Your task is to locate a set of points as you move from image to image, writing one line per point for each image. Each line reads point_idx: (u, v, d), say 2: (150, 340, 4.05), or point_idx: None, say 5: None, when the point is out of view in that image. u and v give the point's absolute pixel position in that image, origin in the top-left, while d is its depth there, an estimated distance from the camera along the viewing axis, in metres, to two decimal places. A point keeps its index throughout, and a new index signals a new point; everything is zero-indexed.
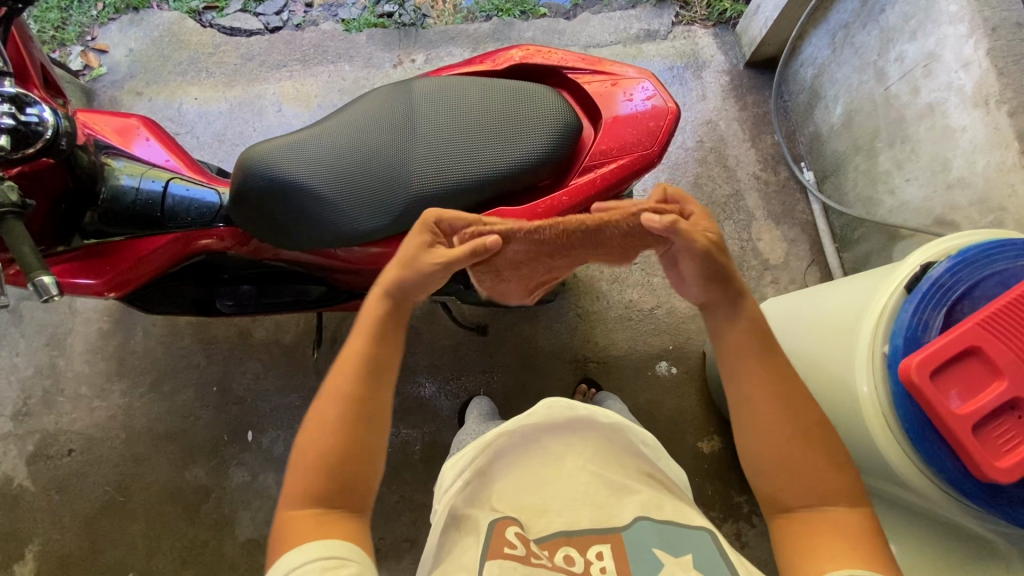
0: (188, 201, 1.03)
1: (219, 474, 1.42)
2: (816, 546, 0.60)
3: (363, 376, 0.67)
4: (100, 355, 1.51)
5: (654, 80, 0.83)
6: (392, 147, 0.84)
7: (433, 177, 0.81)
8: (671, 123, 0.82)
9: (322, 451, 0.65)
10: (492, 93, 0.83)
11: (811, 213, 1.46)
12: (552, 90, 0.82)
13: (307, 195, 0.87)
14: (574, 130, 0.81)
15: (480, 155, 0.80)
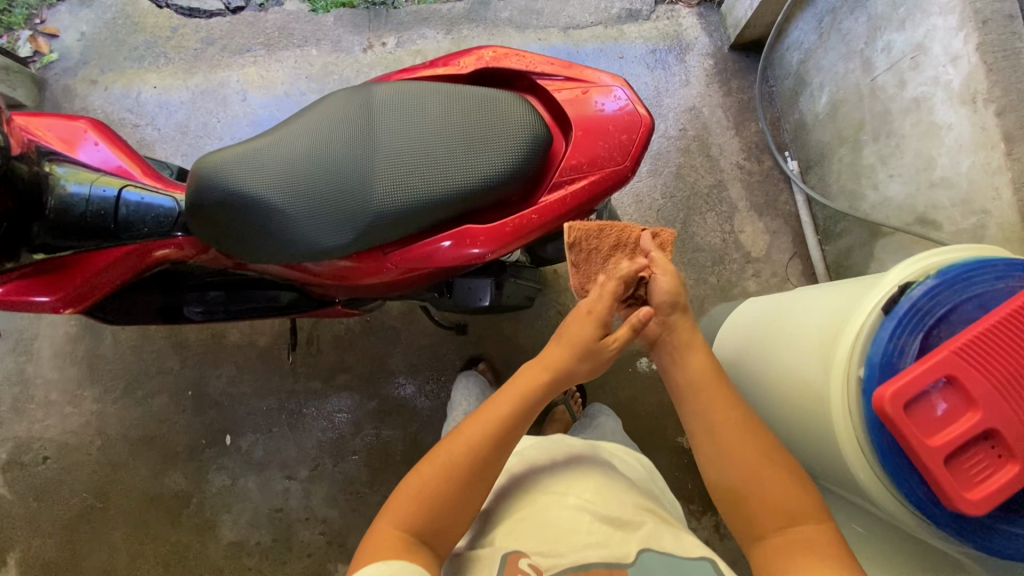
0: (143, 210, 0.98)
1: (198, 478, 1.40)
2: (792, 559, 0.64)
3: (497, 445, 0.70)
4: (69, 360, 1.47)
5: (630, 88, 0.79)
6: (352, 159, 0.80)
7: (397, 191, 0.77)
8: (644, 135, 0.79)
9: (439, 485, 0.68)
10: (457, 102, 0.79)
11: (794, 204, 1.43)
12: (520, 98, 0.78)
13: (268, 211, 0.82)
14: (544, 141, 0.77)
15: (446, 168, 0.76)
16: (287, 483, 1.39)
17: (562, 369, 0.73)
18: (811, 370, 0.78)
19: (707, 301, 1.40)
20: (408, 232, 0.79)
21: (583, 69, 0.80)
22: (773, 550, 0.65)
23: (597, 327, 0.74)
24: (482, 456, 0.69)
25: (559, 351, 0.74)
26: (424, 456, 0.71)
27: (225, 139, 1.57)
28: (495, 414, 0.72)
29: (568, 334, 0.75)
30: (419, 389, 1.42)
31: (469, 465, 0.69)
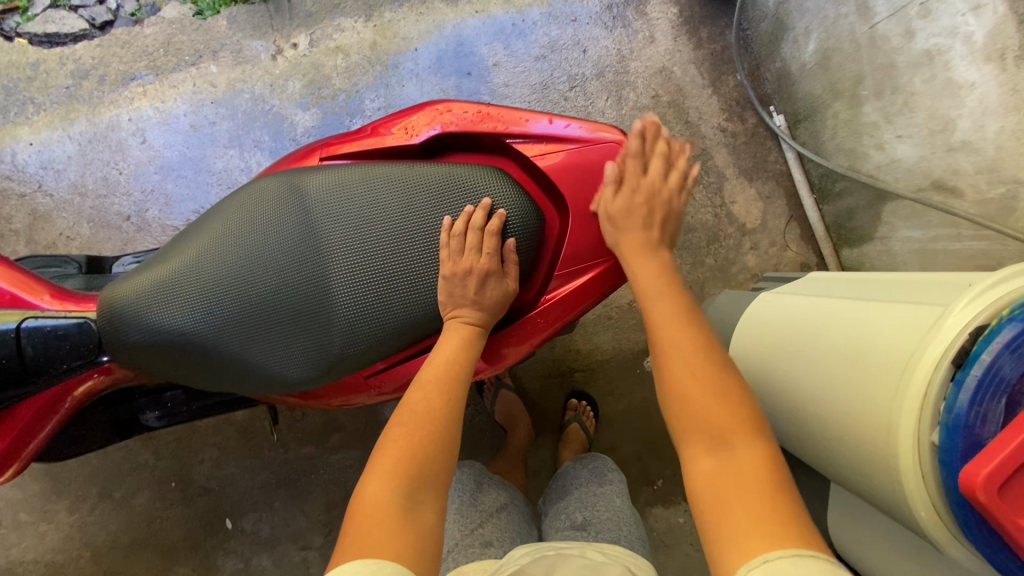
0: (52, 344, 0.79)
1: (207, 568, 1.31)
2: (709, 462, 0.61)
3: (455, 383, 0.64)
4: (29, 476, 1.32)
5: (628, 145, 0.75)
6: (296, 271, 0.66)
7: (365, 304, 0.65)
8: (657, 203, 0.76)
9: (408, 436, 0.61)
10: (416, 185, 0.67)
11: (785, 162, 1.31)
12: (493, 176, 0.69)
13: (201, 344, 0.66)
14: (536, 222, 0.70)
15: (420, 271, 0.66)
16: (304, 554, 1.32)
17: (486, 321, 0.68)
18: (860, 418, 0.71)
19: (708, 285, 1.30)
20: (393, 350, 0.67)
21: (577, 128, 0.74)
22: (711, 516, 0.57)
23: (498, 280, 0.68)
24: (441, 409, 0.62)
25: (481, 311, 0.67)
26: (387, 425, 0.63)
27: (134, 193, 1.32)
28: (439, 362, 0.65)
29: (473, 293, 0.66)
30: None
31: (439, 401, 0.63)
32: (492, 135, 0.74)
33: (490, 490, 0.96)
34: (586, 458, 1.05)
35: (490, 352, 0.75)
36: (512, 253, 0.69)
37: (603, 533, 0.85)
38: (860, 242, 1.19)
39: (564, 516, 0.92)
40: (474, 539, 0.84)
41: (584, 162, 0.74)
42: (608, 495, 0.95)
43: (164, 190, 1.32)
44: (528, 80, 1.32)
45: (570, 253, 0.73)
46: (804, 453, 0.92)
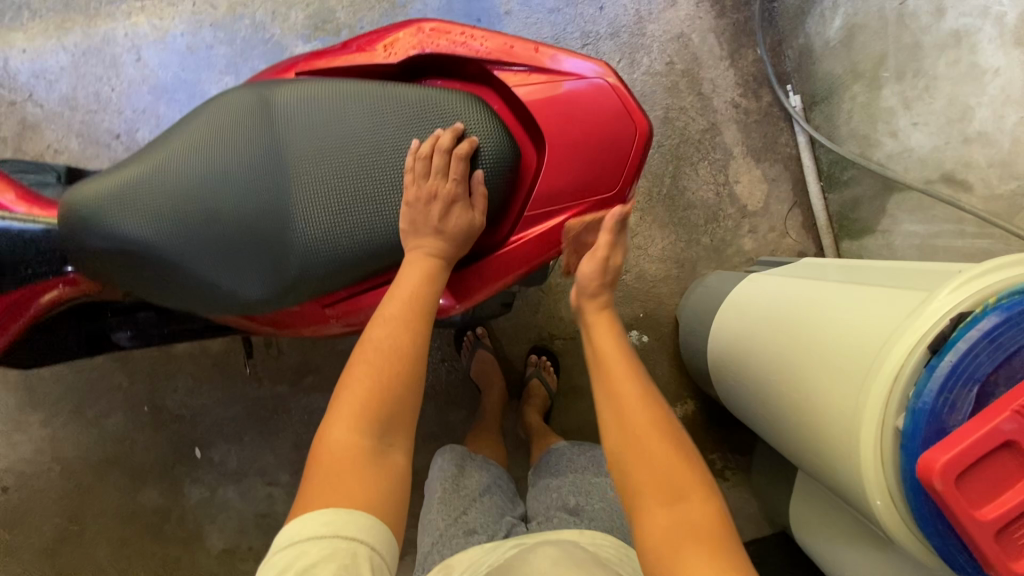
0: (16, 245, 0.78)
1: (175, 493, 1.34)
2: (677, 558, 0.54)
3: (420, 319, 0.62)
4: (4, 386, 1.33)
5: (619, 84, 0.67)
6: (259, 185, 0.63)
7: (328, 225, 0.62)
8: (640, 150, 0.67)
9: (373, 373, 0.59)
10: (390, 107, 0.64)
11: (795, 145, 1.26)
12: (474, 105, 0.66)
13: (157, 255, 0.64)
14: (512, 159, 0.67)
15: (387, 196, 0.64)
16: (270, 489, 1.34)
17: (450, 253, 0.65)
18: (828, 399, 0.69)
19: (700, 265, 1.27)
20: (356, 277, 0.65)
21: (560, 60, 0.68)
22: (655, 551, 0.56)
23: (466, 212, 0.65)
24: (405, 340, 0.60)
25: (431, 241, 0.63)
26: (351, 357, 0.62)
27: (125, 112, 1.29)
28: (402, 294, 0.62)
29: (427, 223, 0.63)
30: None
31: (402, 332, 0.61)
32: (475, 62, 0.70)
33: (472, 473, 0.95)
34: (585, 443, 0.99)
35: (454, 287, 0.71)
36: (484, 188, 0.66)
37: (594, 519, 0.81)
38: (860, 235, 1.16)
39: (555, 497, 0.88)
40: (456, 529, 0.84)
41: (565, 97, 0.67)
42: (601, 484, 0.88)
43: (156, 112, 1.29)
44: (539, 33, 1.27)
45: (541, 193, 0.67)
46: (772, 434, 0.90)
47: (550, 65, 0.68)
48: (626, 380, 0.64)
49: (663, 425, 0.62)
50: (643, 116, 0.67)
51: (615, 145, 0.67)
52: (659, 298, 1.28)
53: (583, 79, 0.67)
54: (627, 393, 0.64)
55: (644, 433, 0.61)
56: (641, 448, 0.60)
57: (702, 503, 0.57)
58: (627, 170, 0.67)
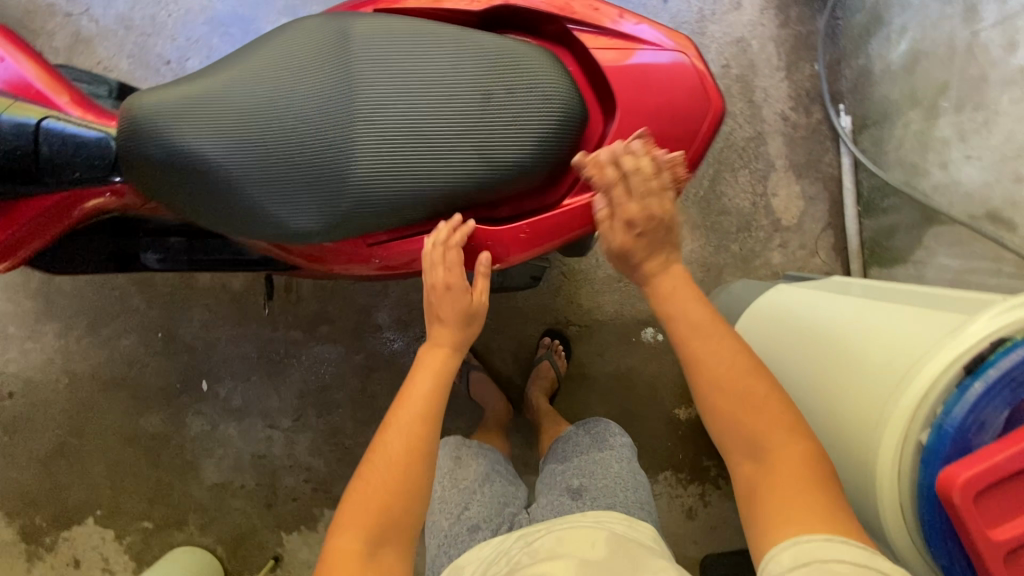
0: (68, 148, 0.78)
1: (177, 421, 1.36)
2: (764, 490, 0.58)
3: (435, 414, 0.66)
4: (23, 293, 1.35)
5: (697, 60, 0.69)
6: (324, 113, 0.63)
7: (387, 161, 0.62)
8: (710, 126, 0.70)
9: (381, 476, 0.62)
10: (465, 54, 0.64)
11: (838, 166, 1.25)
12: (548, 61, 0.65)
13: (212, 169, 0.64)
14: (576, 122, 0.65)
15: (449, 141, 0.62)
16: (270, 431, 1.35)
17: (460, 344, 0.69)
18: (850, 410, 0.69)
19: (725, 272, 1.27)
20: (406, 220, 0.65)
21: (652, 31, 0.70)
22: (755, 497, 0.59)
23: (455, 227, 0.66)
24: (412, 440, 0.64)
25: (443, 330, 0.69)
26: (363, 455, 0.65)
27: (178, 39, 1.29)
28: (415, 393, 0.66)
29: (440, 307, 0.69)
30: (408, 344, 1.34)
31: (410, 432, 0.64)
32: (558, 23, 0.70)
33: (470, 463, 0.95)
34: (590, 422, 1.00)
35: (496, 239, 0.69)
36: (546, 147, 0.64)
37: (599, 499, 0.81)
38: (892, 264, 1.17)
39: (560, 481, 0.89)
40: (459, 526, 0.84)
41: (643, 66, 0.68)
42: (606, 462, 0.90)
43: (209, 43, 1.29)
44: None
45: (613, 149, 0.67)
46: None
47: (641, 32, 0.69)
48: (741, 357, 0.63)
49: (746, 370, 0.63)
50: (720, 97, 0.70)
51: (686, 116, 0.69)
52: None
53: (663, 50, 0.68)
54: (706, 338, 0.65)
55: (760, 397, 0.62)
56: (755, 411, 0.61)
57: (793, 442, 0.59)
58: (695, 143, 0.70)
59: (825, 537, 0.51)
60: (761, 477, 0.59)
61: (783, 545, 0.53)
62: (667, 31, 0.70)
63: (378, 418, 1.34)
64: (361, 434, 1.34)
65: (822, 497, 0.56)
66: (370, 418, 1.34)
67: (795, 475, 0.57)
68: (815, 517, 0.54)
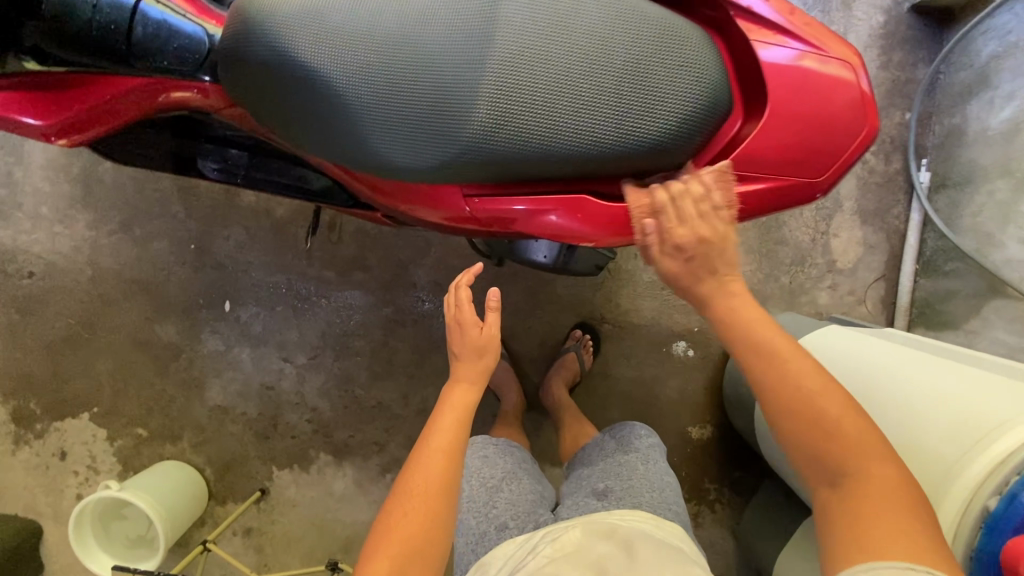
0: (163, 36, 0.75)
1: (192, 336, 1.34)
2: (856, 526, 0.50)
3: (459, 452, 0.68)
4: (64, 176, 1.32)
5: (859, 71, 0.62)
6: (458, 50, 0.59)
7: (515, 115, 0.58)
8: (855, 151, 0.62)
9: (413, 512, 0.63)
10: (618, 16, 0.59)
11: (905, 221, 1.23)
12: (701, 45, 0.60)
13: (328, 86, 0.61)
14: (715, 117, 0.61)
15: (582, 107, 0.59)
16: (283, 365, 1.34)
17: (480, 381, 0.77)
18: (908, 461, 0.68)
19: (770, 301, 1.25)
20: (517, 177, 0.63)
21: (816, 33, 0.61)
22: (836, 527, 0.51)
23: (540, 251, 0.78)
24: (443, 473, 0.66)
25: (462, 365, 0.79)
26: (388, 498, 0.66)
27: None
28: (443, 433, 0.70)
29: (455, 345, 0.81)
30: (439, 308, 1.32)
31: (440, 466, 0.66)
32: (710, 5, 0.63)
33: (496, 461, 0.93)
34: (616, 427, 0.97)
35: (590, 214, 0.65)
36: (680, 135, 0.60)
37: (625, 499, 0.80)
38: (941, 328, 1.16)
39: (585, 483, 0.88)
40: (488, 525, 0.83)
41: (805, 66, 0.60)
42: (631, 463, 0.88)
43: None
44: None
45: (747, 153, 0.61)
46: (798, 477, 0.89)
47: (805, 32, 0.61)
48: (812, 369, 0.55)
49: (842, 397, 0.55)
50: (877, 117, 0.62)
51: (840, 132, 0.61)
52: None
53: (828, 55, 0.61)
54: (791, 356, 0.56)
55: (840, 418, 0.53)
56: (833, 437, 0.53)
57: (882, 464, 0.52)
58: (840, 160, 0.62)
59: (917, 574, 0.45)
60: (845, 508, 0.51)
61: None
62: (832, 36, 0.62)
63: (394, 374, 1.33)
64: (373, 387, 1.33)
65: (921, 534, 0.48)
66: (386, 371, 1.33)
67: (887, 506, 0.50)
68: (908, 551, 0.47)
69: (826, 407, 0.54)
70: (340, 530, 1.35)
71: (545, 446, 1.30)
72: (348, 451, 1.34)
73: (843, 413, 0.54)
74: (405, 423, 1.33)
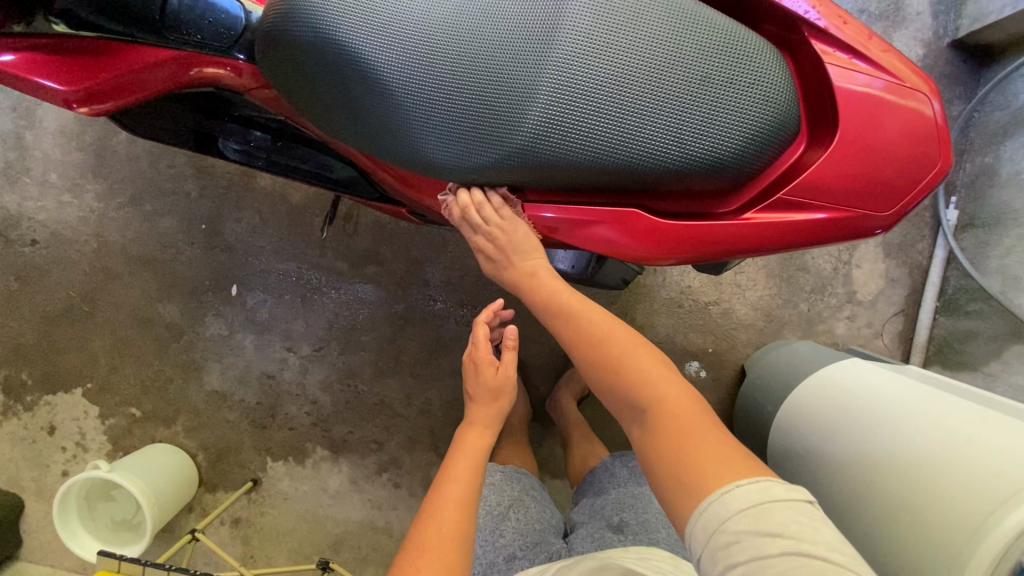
0: (199, 11, 0.74)
1: (195, 318, 1.31)
2: (678, 453, 0.55)
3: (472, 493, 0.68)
4: (76, 144, 1.29)
5: (936, 105, 0.59)
6: (518, 47, 0.57)
7: (572, 120, 0.56)
8: (924, 184, 0.59)
9: (432, 557, 0.60)
10: (688, 25, 0.57)
11: (928, 257, 1.22)
12: (771, 62, 0.58)
13: (377, 74, 0.59)
14: (776, 140, 0.59)
15: (643, 117, 0.56)
16: (286, 354, 1.30)
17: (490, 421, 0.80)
18: (941, 508, 0.66)
19: (786, 327, 1.24)
20: (568, 185, 0.62)
21: (891, 61, 0.59)
22: (662, 459, 0.56)
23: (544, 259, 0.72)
24: (460, 512, 0.64)
25: (477, 407, 0.81)
26: (403, 547, 0.63)
27: None
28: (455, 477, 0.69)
29: (471, 388, 0.83)
30: (451, 309, 1.29)
31: (457, 509, 0.65)
32: (781, 23, 0.61)
33: (505, 487, 0.91)
34: (627, 454, 0.95)
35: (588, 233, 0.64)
36: (740, 156, 0.59)
37: (641, 535, 0.79)
38: (957, 368, 1.15)
39: (599, 515, 0.86)
40: (496, 555, 0.82)
41: (879, 96, 0.58)
42: (646, 497, 0.86)
43: None
44: None
45: (807, 180, 0.58)
46: None
47: (879, 60, 0.58)
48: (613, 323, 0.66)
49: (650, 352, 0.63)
50: (949, 154, 0.59)
51: (909, 168, 0.59)
52: (733, 342, 1.24)
53: (904, 86, 0.58)
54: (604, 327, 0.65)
55: (640, 367, 0.61)
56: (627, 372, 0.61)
57: (677, 392, 0.59)
58: (906, 198, 0.59)
59: (753, 480, 0.50)
60: (661, 445, 0.56)
61: (713, 498, 0.50)
62: (908, 65, 0.59)
63: (398, 372, 1.30)
64: (376, 384, 1.30)
65: (718, 440, 0.55)
66: (391, 369, 1.30)
67: (691, 426, 0.56)
68: (720, 464, 0.52)
69: (637, 361, 0.62)
70: (330, 527, 1.31)
71: (547, 457, 1.27)
72: (345, 447, 1.31)
73: (652, 364, 0.61)
74: (406, 423, 1.30)
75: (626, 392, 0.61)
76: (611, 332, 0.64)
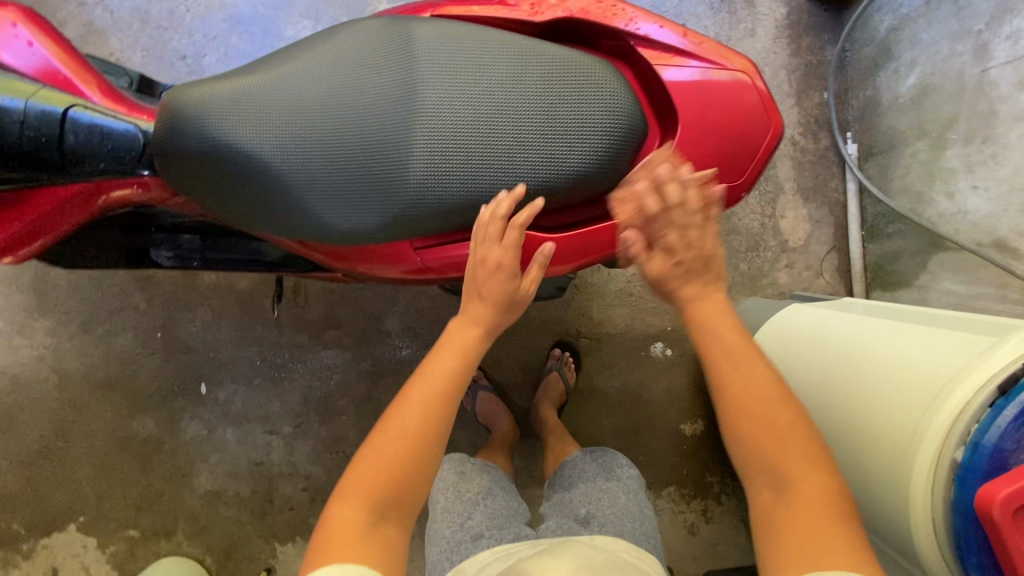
0: (95, 138, 0.75)
1: (171, 425, 1.31)
2: (799, 539, 0.52)
3: (451, 394, 0.58)
4: (16, 287, 1.30)
5: (755, 76, 0.68)
6: (384, 117, 0.62)
7: (448, 169, 0.61)
8: (768, 144, 0.68)
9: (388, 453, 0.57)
10: (528, 62, 0.63)
11: (843, 192, 1.28)
12: (610, 73, 0.64)
13: (265, 170, 0.63)
14: (635, 138, 0.65)
15: (510, 151, 0.62)
16: (269, 438, 1.32)
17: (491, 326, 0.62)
18: (881, 427, 0.70)
19: (733, 290, 1.29)
20: (465, 224, 0.65)
21: (710, 50, 0.67)
22: (772, 534, 0.54)
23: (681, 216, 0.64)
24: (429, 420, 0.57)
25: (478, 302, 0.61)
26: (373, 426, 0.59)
27: (195, 35, 1.27)
28: (435, 372, 0.59)
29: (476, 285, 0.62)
30: (416, 352, 1.32)
31: (429, 410, 0.57)
32: (612, 37, 0.68)
33: (474, 477, 0.93)
34: (597, 450, 0.99)
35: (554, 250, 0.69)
36: (608, 160, 0.64)
37: (607, 526, 0.81)
38: (896, 287, 1.21)
39: (567, 509, 0.88)
40: (463, 534, 0.82)
41: (705, 82, 0.66)
42: (611, 492, 0.89)
43: (227, 41, 1.27)
44: None
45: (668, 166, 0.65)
46: None
47: (699, 50, 0.66)
48: (768, 376, 0.57)
49: (790, 403, 0.57)
50: (778, 115, 0.68)
51: (748, 134, 0.67)
52: None
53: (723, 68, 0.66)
54: (746, 361, 0.58)
55: (786, 417, 0.56)
56: (777, 438, 0.56)
57: (826, 478, 0.54)
58: (752, 162, 0.68)
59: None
60: (789, 513, 0.54)
61: None
62: (723, 49, 0.68)
63: None
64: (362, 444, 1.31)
65: (850, 537, 0.51)
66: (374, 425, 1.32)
67: (824, 509, 0.53)
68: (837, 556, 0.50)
69: (778, 417, 0.56)
70: None
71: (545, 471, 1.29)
72: None
73: (796, 417, 0.56)
74: None
75: (767, 446, 0.55)
76: (744, 372, 0.58)
